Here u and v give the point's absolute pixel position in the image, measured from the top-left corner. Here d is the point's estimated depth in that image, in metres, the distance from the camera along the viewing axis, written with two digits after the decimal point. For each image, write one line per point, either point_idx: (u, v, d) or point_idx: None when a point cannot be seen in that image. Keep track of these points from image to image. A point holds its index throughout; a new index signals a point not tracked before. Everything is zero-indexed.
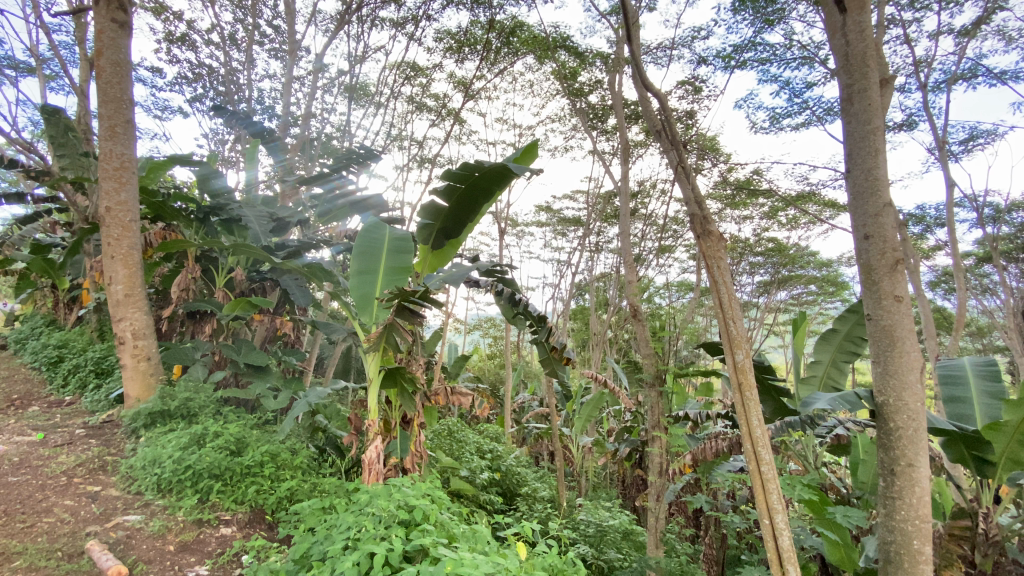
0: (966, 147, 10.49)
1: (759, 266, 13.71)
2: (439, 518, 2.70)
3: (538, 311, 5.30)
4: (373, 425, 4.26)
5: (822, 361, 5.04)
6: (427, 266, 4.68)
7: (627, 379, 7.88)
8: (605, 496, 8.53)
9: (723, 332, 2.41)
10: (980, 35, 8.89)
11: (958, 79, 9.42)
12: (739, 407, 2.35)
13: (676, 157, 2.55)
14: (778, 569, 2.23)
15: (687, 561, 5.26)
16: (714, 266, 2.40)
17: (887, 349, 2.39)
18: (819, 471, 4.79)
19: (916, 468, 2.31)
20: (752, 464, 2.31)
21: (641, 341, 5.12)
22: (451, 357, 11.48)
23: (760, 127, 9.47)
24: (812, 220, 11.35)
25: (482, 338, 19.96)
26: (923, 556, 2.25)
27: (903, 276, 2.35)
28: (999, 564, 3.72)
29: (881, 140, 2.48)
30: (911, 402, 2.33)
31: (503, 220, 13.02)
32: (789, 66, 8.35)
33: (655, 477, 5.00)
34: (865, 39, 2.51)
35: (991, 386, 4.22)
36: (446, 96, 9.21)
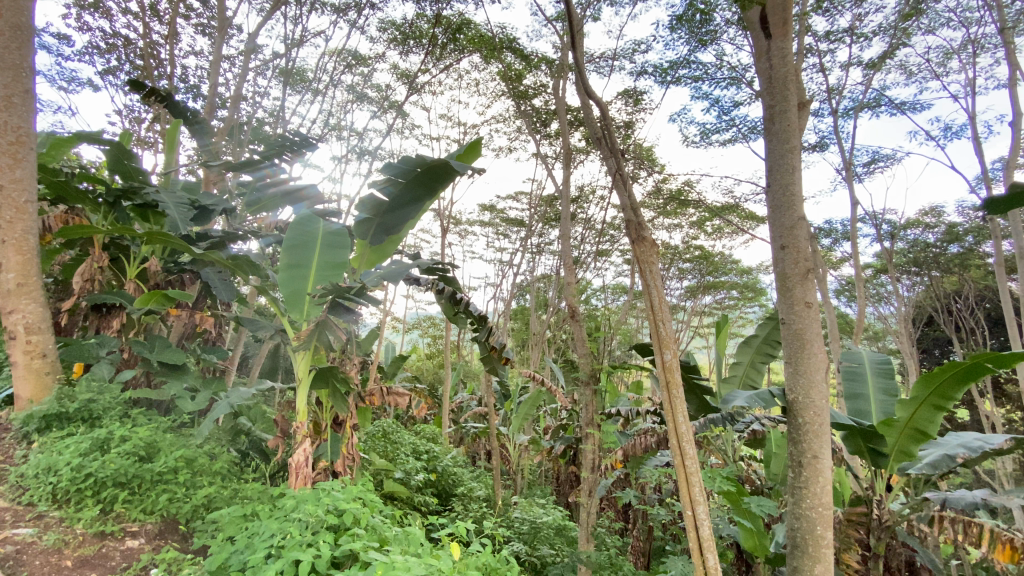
0: (868, 170, 11.67)
1: (688, 271, 14.51)
2: (370, 522, 2.63)
3: (478, 311, 5.30)
4: (303, 427, 4.00)
5: (742, 361, 5.43)
6: (364, 262, 4.55)
7: (564, 379, 8.05)
8: (540, 493, 8.68)
9: (653, 333, 2.53)
10: (883, 68, 9.92)
11: (863, 108, 10.46)
12: (668, 405, 2.47)
13: (615, 164, 2.65)
14: (699, 559, 2.37)
15: (615, 554, 5.48)
16: (647, 270, 2.52)
17: (798, 350, 2.61)
18: (736, 464, 5.17)
19: (820, 460, 2.54)
20: (677, 459, 2.44)
21: (577, 341, 5.25)
22: (388, 357, 11.24)
23: (691, 141, 10.00)
24: (736, 230, 12.17)
25: (421, 336, 19.70)
26: (824, 540, 2.48)
27: (812, 284, 2.59)
28: (889, 548, 4.16)
29: (796, 158, 2.72)
30: (816, 400, 2.57)
31: (445, 218, 12.90)
32: (719, 85, 8.89)
33: (587, 473, 5.14)
34: (786, 64, 2.75)
35: (885, 383, 4.75)
36: (390, 88, 8.98)
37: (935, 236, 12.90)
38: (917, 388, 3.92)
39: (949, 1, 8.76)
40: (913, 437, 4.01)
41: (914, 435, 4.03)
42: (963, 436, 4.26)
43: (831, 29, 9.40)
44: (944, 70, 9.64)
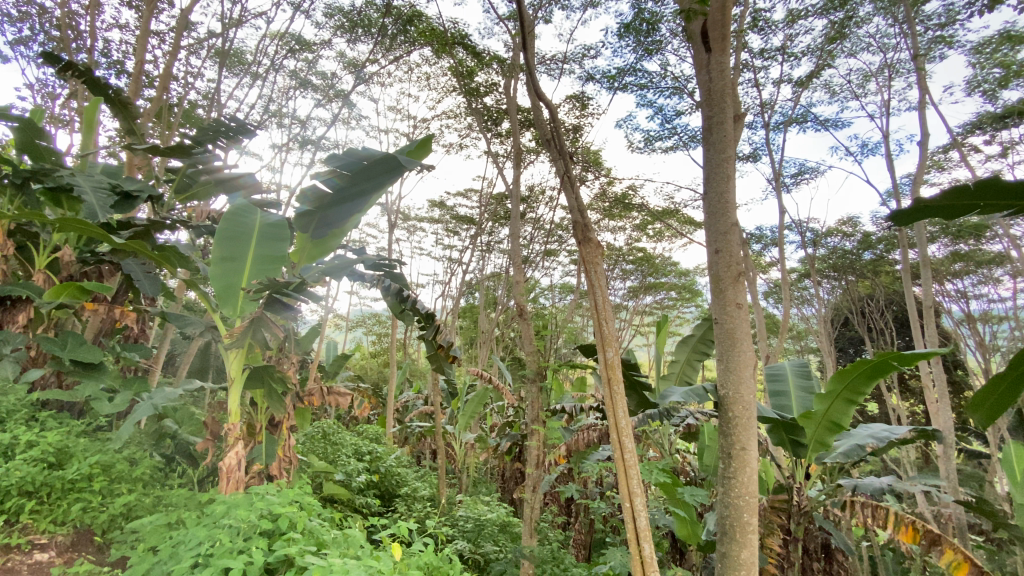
0: (795, 181, 12.54)
1: (631, 272, 15.00)
2: (307, 526, 2.55)
3: (425, 308, 5.23)
4: (234, 429, 3.75)
5: (679, 359, 5.69)
6: (303, 257, 4.39)
7: (510, 377, 8.11)
8: (485, 491, 8.71)
9: (597, 331, 2.61)
10: (810, 87, 10.68)
11: (792, 122, 11.22)
12: (608, 400, 2.54)
13: (563, 166, 2.71)
14: (636, 548, 2.46)
15: (557, 547, 5.61)
16: (592, 270, 2.59)
17: (728, 348, 2.78)
18: (671, 457, 5.42)
19: (746, 451, 2.71)
20: (617, 452, 2.52)
21: (525, 340, 5.31)
22: (329, 355, 10.88)
23: (636, 147, 10.34)
24: (675, 234, 12.71)
25: (365, 334, 19.21)
26: (750, 526, 2.64)
27: (743, 286, 2.75)
28: (807, 531, 4.50)
29: (731, 168, 2.88)
30: (745, 395, 2.73)
31: (393, 212, 12.64)
32: (663, 93, 9.24)
33: (532, 469, 5.20)
34: (723, 78, 2.90)
35: (804, 381, 5.14)
36: (336, 76, 8.67)
37: (852, 244, 14.04)
38: (832, 383, 4.24)
39: (868, 29, 9.57)
40: (828, 429, 4.35)
41: (829, 427, 4.36)
42: (872, 427, 4.69)
43: (765, 46, 10.01)
44: (863, 91, 10.50)
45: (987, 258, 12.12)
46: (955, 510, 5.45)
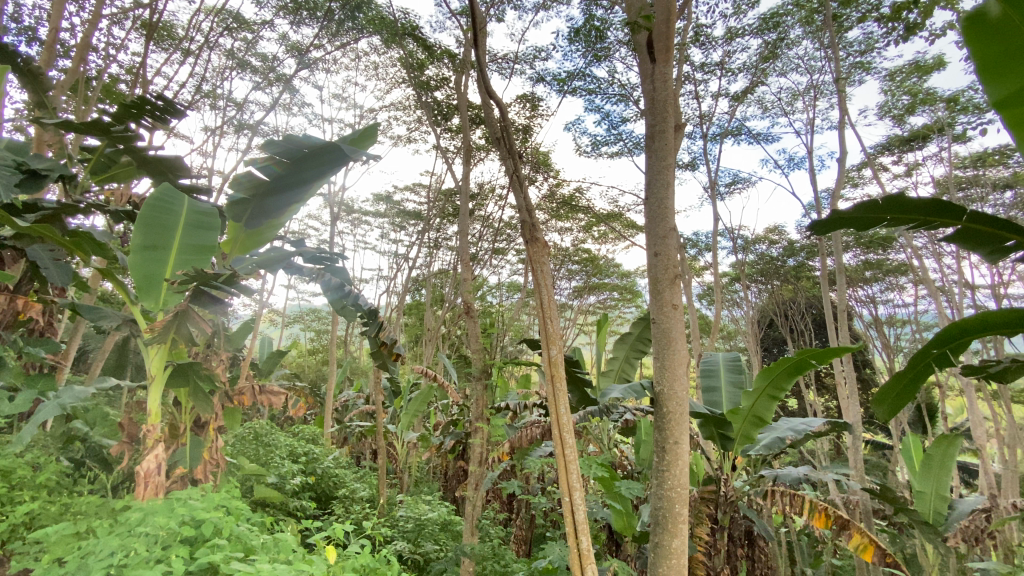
0: (729, 190, 13.28)
1: (576, 272, 15.29)
2: (234, 531, 2.42)
3: (369, 304, 5.10)
4: (154, 430, 3.48)
5: (618, 357, 5.89)
6: (236, 247, 4.16)
7: (455, 375, 8.06)
8: (426, 490, 8.61)
9: (542, 329, 2.65)
10: (745, 102, 11.34)
11: (728, 134, 11.87)
12: (551, 398, 2.59)
13: (512, 165, 2.73)
14: (573, 542, 2.51)
15: (498, 544, 5.65)
16: (538, 269, 2.64)
17: (664, 347, 2.90)
18: (610, 451, 5.60)
19: (679, 445, 2.83)
20: (558, 448, 2.57)
21: (471, 337, 5.31)
22: (264, 352, 10.37)
23: (584, 150, 10.56)
24: (619, 237, 13.11)
25: (303, 330, 18.46)
26: (681, 516, 2.78)
27: (679, 288, 2.89)
28: (732, 520, 4.78)
29: (671, 175, 3.01)
30: (678, 391, 2.86)
31: (335, 204, 12.21)
32: (610, 100, 9.50)
33: (474, 466, 5.20)
34: (666, 88, 3.03)
35: (734, 378, 5.45)
36: (277, 59, 8.25)
37: (778, 251, 15.06)
38: (757, 380, 4.51)
39: (797, 51, 10.27)
40: (754, 423, 4.64)
41: (755, 421, 4.66)
42: (792, 421, 5.05)
43: (706, 61, 10.51)
44: (791, 109, 11.28)
45: (893, 267, 13.37)
46: (861, 497, 5.98)
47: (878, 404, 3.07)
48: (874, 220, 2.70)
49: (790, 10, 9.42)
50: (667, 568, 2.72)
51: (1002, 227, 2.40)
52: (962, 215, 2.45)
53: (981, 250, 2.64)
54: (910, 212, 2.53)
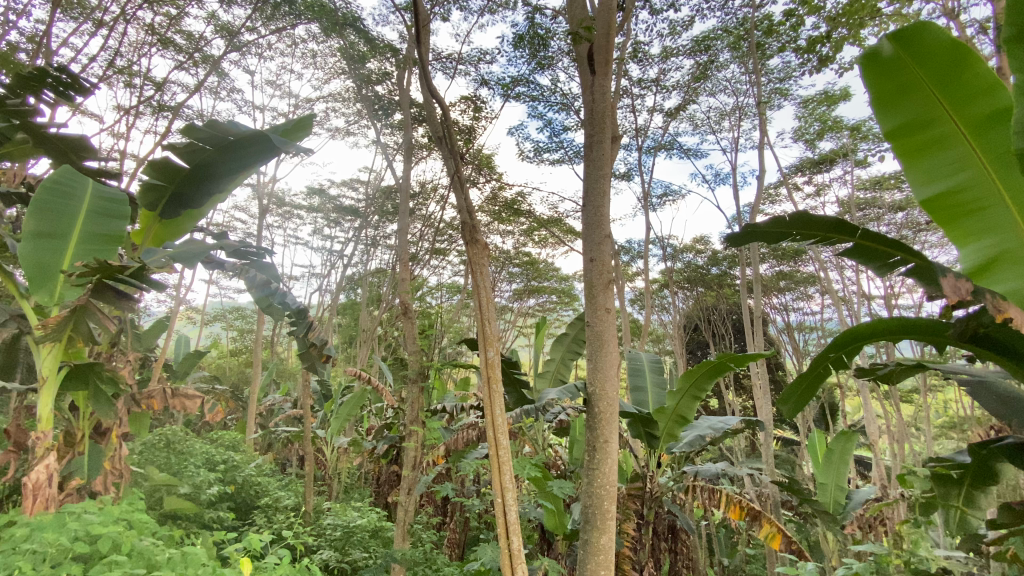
0: (661, 201, 13.95)
1: (517, 275, 15.40)
2: (137, 547, 2.23)
3: (297, 303, 4.86)
4: (45, 438, 3.11)
5: (554, 358, 6.02)
6: (149, 236, 3.90)
7: (390, 377, 7.86)
8: (357, 497, 8.34)
9: (479, 330, 2.66)
10: (678, 118, 11.98)
11: (661, 148, 12.47)
12: (487, 399, 2.60)
13: (453, 165, 2.72)
14: (504, 542, 2.52)
15: (430, 548, 5.58)
16: (477, 271, 2.66)
17: (597, 349, 2.99)
18: (544, 451, 5.70)
19: (609, 444, 2.93)
20: (492, 449, 2.58)
21: (408, 338, 5.23)
22: (180, 352, 9.63)
23: (526, 156, 10.68)
24: (557, 242, 13.34)
25: (225, 330, 17.30)
26: (609, 513, 2.87)
27: (613, 293, 2.99)
28: (657, 515, 5.01)
29: (607, 184, 3.13)
30: (609, 391, 2.96)
31: (265, 196, 11.55)
32: (553, 108, 9.68)
33: (407, 470, 5.12)
34: (604, 100, 3.15)
35: (660, 377, 5.74)
36: (205, 39, 7.71)
37: (703, 260, 16.04)
38: (681, 382, 4.76)
39: (725, 74, 10.97)
40: (677, 421, 4.90)
41: (678, 420, 4.93)
42: (712, 419, 5.38)
43: (643, 77, 10.99)
44: (718, 127, 12.05)
45: (803, 278, 14.61)
46: (771, 490, 6.46)
47: (784, 403, 3.35)
48: (780, 235, 2.98)
49: (719, 35, 10.08)
50: (595, 564, 2.80)
51: (888, 242, 2.72)
52: (857, 232, 2.75)
53: (872, 266, 2.93)
54: (814, 228, 2.81)
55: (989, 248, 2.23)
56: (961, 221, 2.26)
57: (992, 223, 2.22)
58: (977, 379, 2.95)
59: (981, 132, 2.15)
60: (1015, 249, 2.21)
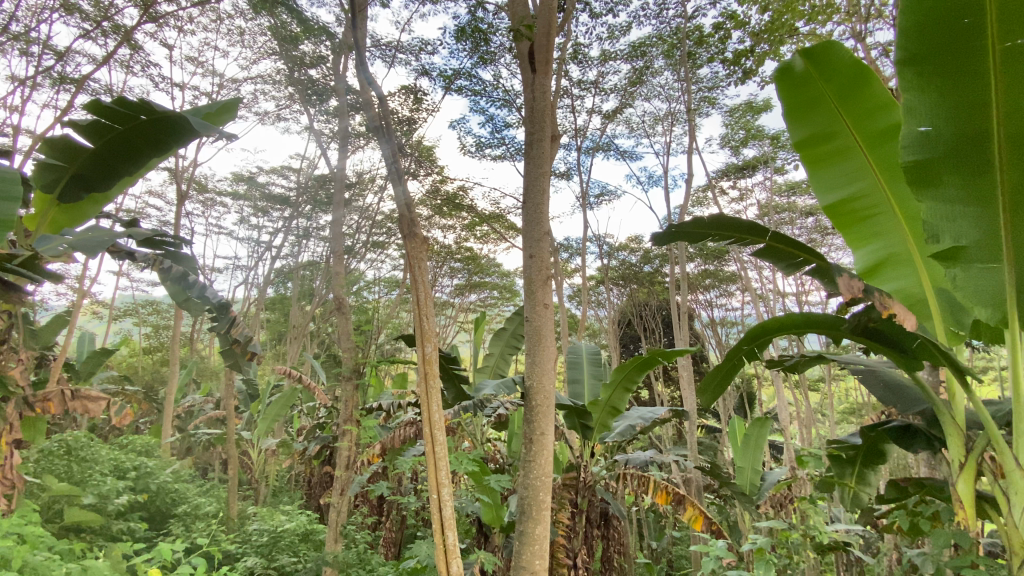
0: (598, 201, 14.37)
1: (457, 270, 14.62)
2: (29, 564, 2.02)
3: (219, 297, 4.55)
4: None
5: (494, 353, 6.07)
6: (45, 223, 3.56)
7: (324, 375, 7.57)
8: (287, 501, 7.99)
9: (417, 326, 2.64)
10: (615, 121, 12.38)
11: (599, 149, 12.84)
12: (423, 395, 2.58)
13: (391, 157, 2.85)
14: (440, 538, 2.51)
15: (364, 549, 5.46)
16: (415, 265, 2.64)
17: (535, 343, 3.04)
18: (482, 445, 5.74)
19: (545, 436, 2.99)
20: (428, 445, 2.56)
21: (342, 335, 5.10)
22: (83, 350, 8.76)
23: (468, 150, 10.60)
24: (499, 238, 13.41)
25: (136, 326, 15.88)
26: (544, 503, 2.94)
27: (550, 288, 3.05)
28: (590, 503, 5.18)
29: (546, 182, 3.19)
30: (546, 384, 3.02)
31: (184, 181, 10.72)
32: (495, 103, 9.68)
33: (341, 471, 4.99)
34: (545, 99, 3.20)
35: (595, 370, 5.95)
36: (115, 7, 7.01)
37: (636, 258, 16.74)
38: (614, 375, 4.93)
39: (660, 80, 11.42)
40: (610, 413, 5.10)
41: (611, 411, 5.12)
42: (643, 410, 5.63)
43: (582, 78, 11.26)
44: (652, 131, 12.57)
45: (726, 276, 15.62)
46: (695, 475, 6.88)
47: (702, 393, 3.57)
48: (700, 235, 3.17)
49: (654, 42, 10.49)
50: (531, 554, 2.86)
51: (796, 244, 2.98)
52: (768, 234, 3.00)
53: (782, 265, 3.19)
54: (732, 229, 3.02)
55: (878, 252, 2.54)
56: (855, 226, 2.56)
57: (884, 227, 2.52)
58: (870, 368, 3.30)
59: (875, 147, 2.40)
60: (899, 253, 2.52)
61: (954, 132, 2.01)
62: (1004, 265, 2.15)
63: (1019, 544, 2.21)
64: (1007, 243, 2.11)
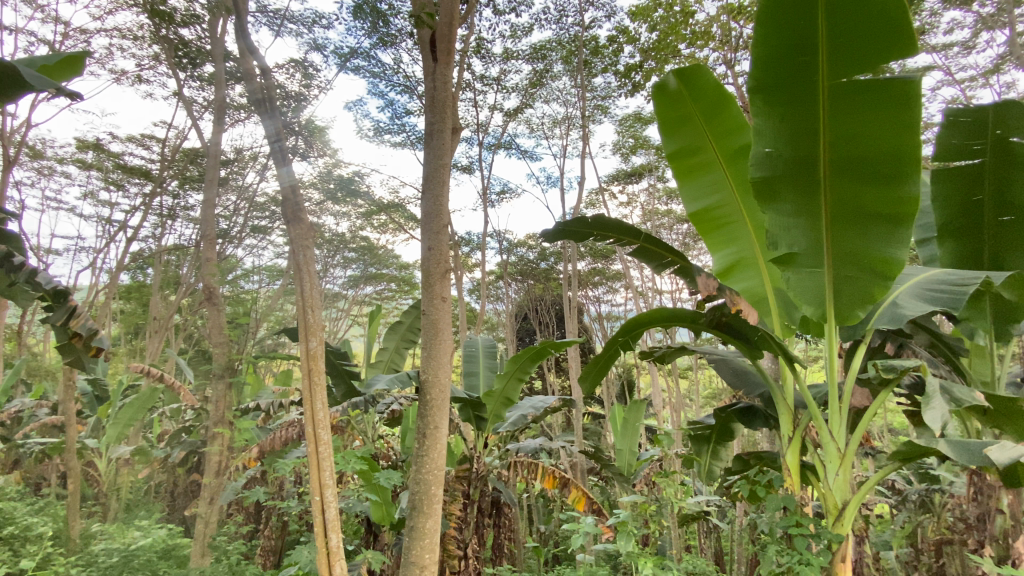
0: (499, 197, 14.54)
1: (352, 261, 13.31)
2: None
3: (55, 283, 3.88)
4: None
5: (389, 347, 5.90)
6: None
7: (192, 374, 6.80)
8: (144, 516, 7.08)
9: (301, 319, 2.49)
10: (516, 119, 12.59)
11: (500, 146, 13.00)
12: (307, 392, 2.44)
13: (274, 133, 2.66)
14: (322, 542, 2.39)
15: (238, 560, 5.03)
16: (300, 254, 2.54)
17: (431, 337, 3.00)
18: (373, 442, 5.55)
19: (438, 429, 2.96)
20: (311, 446, 2.42)
21: (212, 328, 4.64)
22: None
23: (365, 135, 10.10)
24: (398, 229, 12.99)
25: None
26: (436, 497, 2.92)
27: (449, 282, 3.03)
28: (482, 493, 5.23)
29: (446, 174, 3.15)
30: (442, 378, 2.99)
31: (10, 144, 8.94)
32: (395, 89, 9.34)
33: (209, 478, 4.55)
34: (446, 89, 3.16)
35: (490, 363, 6.05)
36: None
37: (534, 255, 17.26)
38: (508, 365, 5.04)
39: (558, 84, 11.80)
40: (504, 402, 5.20)
41: (505, 401, 5.22)
42: (535, 400, 5.82)
43: (485, 73, 11.29)
44: (550, 133, 13.00)
45: (612, 274, 16.79)
46: (581, 460, 7.30)
47: (583, 380, 3.80)
48: (585, 234, 3.36)
49: (554, 47, 10.86)
50: (419, 549, 2.84)
51: (664, 246, 3.28)
52: (643, 235, 3.26)
53: (657, 265, 3.48)
54: (614, 230, 3.24)
55: (732, 255, 2.89)
56: (713, 232, 2.88)
57: (737, 234, 2.87)
58: (727, 359, 3.73)
59: (731, 162, 2.72)
60: (748, 257, 2.88)
61: (791, 154, 2.35)
62: (824, 270, 2.58)
63: (833, 506, 2.69)
64: (828, 251, 2.53)
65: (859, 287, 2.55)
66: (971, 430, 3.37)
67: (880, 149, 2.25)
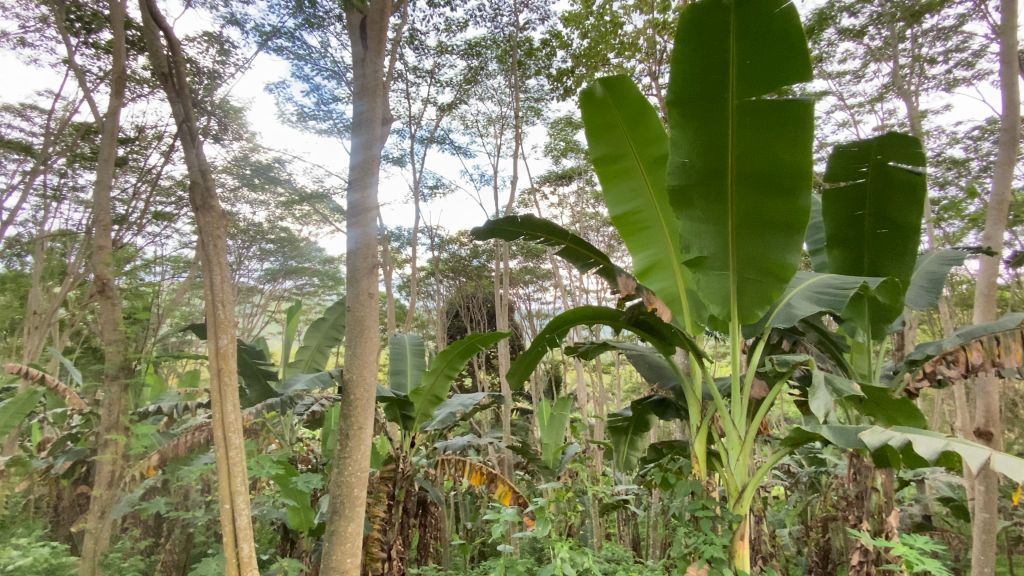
0: (431, 192, 14.32)
1: (269, 253, 12.86)
2: None
3: None
4: None
5: (310, 345, 5.63)
6: None
7: (81, 375, 6.09)
8: (18, 534, 6.26)
9: (210, 314, 2.31)
10: (449, 114, 12.45)
11: (433, 140, 12.80)
12: (216, 393, 2.27)
13: (183, 112, 2.42)
14: (232, 552, 2.23)
15: None
16: (210, 244, 2.35)
17: (358, 334, 2.89)
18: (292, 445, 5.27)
19: (363, 430, 2.87)
20: (220, 451, 2.26)
21: (105, 324, 4.17)
22: None
23: (287, 119, 9.54)
24: (322, 221, 12.40)
25: None
26: (359, 498, 2.83)
27: (376, 278, 2.95)
28: (407, 493, 5.13)
29: (374, 166, 3.06)
30: (367, 377, 2.89)
31: None
32: (322, 73, 8.90)
33: (101, 490, 4.10)
34: (376, 79, 3.06)
35: (418, 361, 5.94)
36: None
37: (466, 252, 17.18)
38: (437, 362, 4.98)
39: (492, 82, 11.82)
40: (432, 400, 5.12)
41: (432, 400, 5.15)
42: (465, 397, 5.79)
43: (418, 65, 11.03)
44: (484, 130, 12.99)
45: (542, 272, 17.11)
46: (509, 456, 7.37)
47: (510, 377, 3.85)
48: (515, 233, 3.40)
49: (489, 45, 10.85)
50: (340, 553, 2.74)
51: (589, 247, 3.40)
52: (570, 236, 3.36)
53: (583, 264, 3.59)
54: (542, 229, 3.31)
55: (650, 257, 3.05)
56: (633, 235, 3.03)
57: (655, 238, 3.04)
58: (646, 356, 3.93)
59: (651, 170, 2.87)
60: (664, 259, 3.05)
61: (703, 165, 2.53)
62: (730, 272, 2.79)
63: (734, 489, 2.91)
64: (733, 255, 2.75)
65: (759, 289, 2.78)
66: (851, 417, 3.80)
67: (779, 164, 2.47)
